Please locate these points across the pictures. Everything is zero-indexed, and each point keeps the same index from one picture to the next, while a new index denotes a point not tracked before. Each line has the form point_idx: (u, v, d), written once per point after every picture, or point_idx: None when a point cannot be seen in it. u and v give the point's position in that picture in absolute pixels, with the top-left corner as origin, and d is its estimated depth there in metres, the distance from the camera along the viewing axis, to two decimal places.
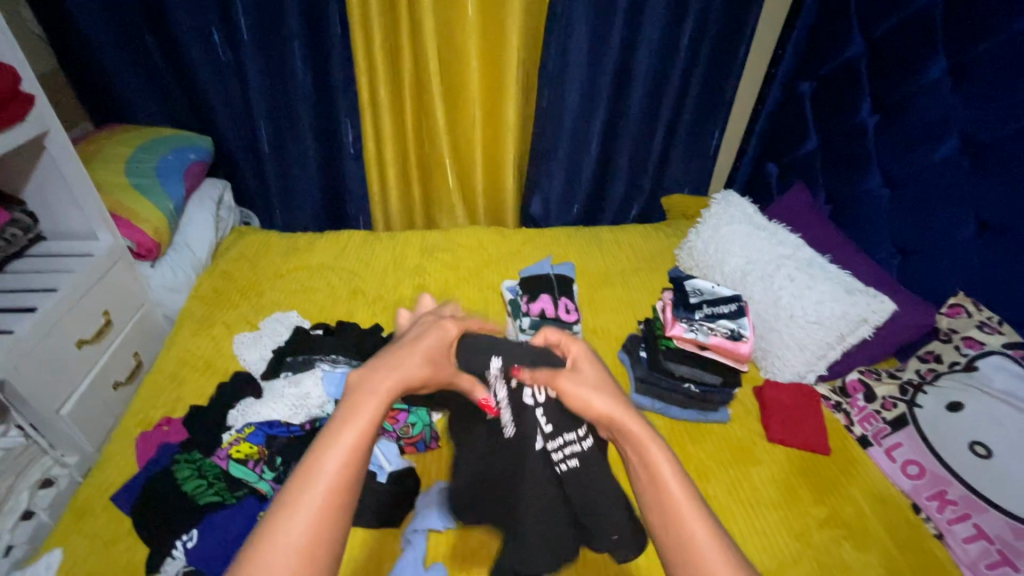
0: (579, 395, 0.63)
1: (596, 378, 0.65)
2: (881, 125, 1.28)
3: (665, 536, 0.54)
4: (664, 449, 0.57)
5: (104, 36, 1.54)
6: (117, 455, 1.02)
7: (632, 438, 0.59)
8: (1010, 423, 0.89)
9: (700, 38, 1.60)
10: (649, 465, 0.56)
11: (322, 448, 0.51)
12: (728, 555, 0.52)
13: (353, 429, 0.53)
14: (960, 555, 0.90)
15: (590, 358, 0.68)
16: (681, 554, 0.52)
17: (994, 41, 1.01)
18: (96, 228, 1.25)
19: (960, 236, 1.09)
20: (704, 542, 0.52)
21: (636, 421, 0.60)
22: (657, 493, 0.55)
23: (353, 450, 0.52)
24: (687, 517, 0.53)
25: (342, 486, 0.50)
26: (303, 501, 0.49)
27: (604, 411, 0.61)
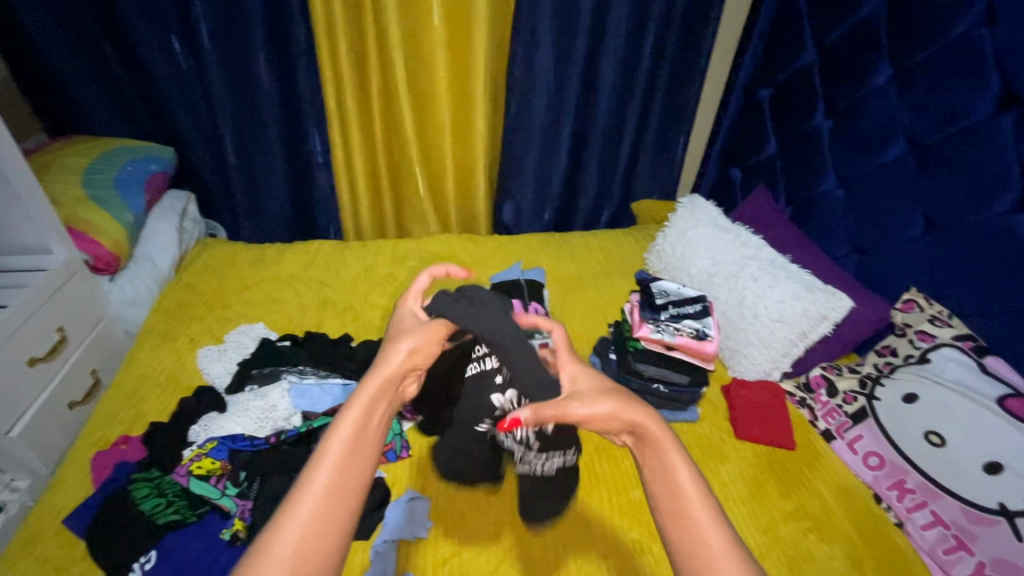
0: (593, 409, 0.59)
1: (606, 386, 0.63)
2: (835, 130, 1.33)
3: (676, 541, 0.54)
4: (680, 451, 0.58)
5: (59, 45, 1.50)
6: (71, 476, 0.98)
7: (650, 439, 0.59)
8: (962, 412, 0.93)
9: (662, 47, 1.65)
10: (664, 464, 0.57)
11: (314, 462, 0.53)
12: (739, 553, 0.52)
13: (341, 435, 0.55)
14: (919, 542, 0.93)
15: (587, 372, 0.67)
16: (693, 559, 0.52)
17: (933, 48, 1.07)
18: (49, 242, 1.21)
19: (910, 233, 1.14)
20: (717, 547, 0.52)
21: (655, 422, 0.60)
22: (668, 490, 0.56)
23: (350, 441, 0.55)
24: (696, 514, 0.54)
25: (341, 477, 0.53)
26: (306, 494, 0.51)
27: (623, 415, 0.59)
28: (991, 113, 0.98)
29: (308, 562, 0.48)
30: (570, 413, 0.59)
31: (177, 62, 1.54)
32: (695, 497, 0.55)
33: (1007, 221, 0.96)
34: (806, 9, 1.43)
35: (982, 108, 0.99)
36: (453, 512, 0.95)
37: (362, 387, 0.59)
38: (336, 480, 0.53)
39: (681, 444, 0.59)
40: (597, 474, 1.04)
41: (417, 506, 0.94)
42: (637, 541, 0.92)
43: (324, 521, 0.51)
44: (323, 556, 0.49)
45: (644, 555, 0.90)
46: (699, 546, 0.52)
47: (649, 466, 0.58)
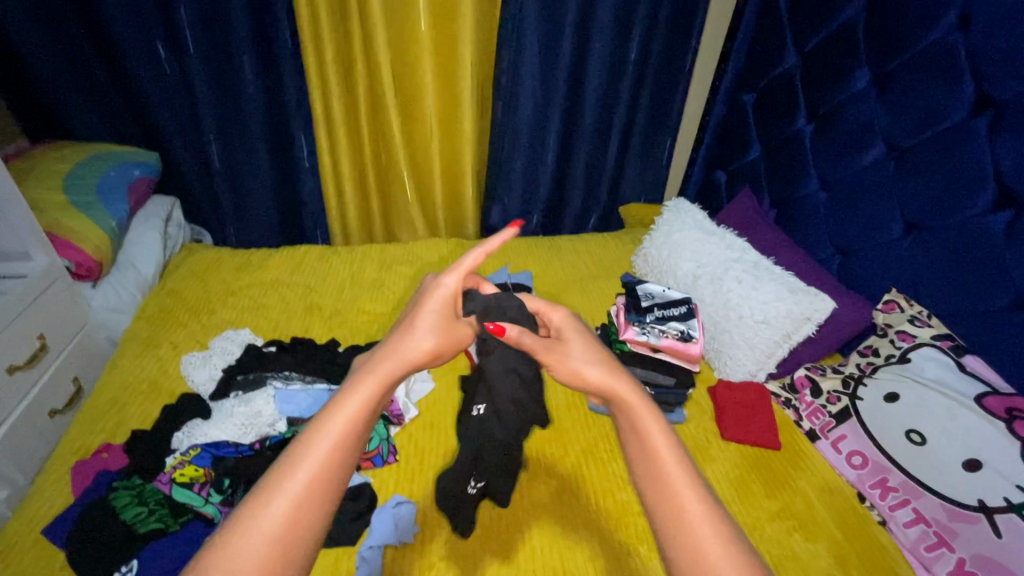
0: (570, 368, 0.62)
1: (583, 350, 0.64)
2: (815, 133, 1.35)
3: (653, 505, 0.53)
4: (656, 417, 0.58)
5: (40, 50, 1.49)
6: (50, 486, 0.97)
7: (624, 409, 0.58)
8: (941, 410, 0.94)
9: (647, 52, 1.67)
10: (640, 432, 0.57)
11: (314, 433, 0.52)
12: (718, 519, 0.51)
13: (345, 412, 0.54)
14: (902, 539, 0.94)
15: (573, 323, 0.71)
16: (671, 523, 0.52)
17: (910, 53, 1.09)
18: (29, 248, 1.19)
19: (889, 235, 1.16)
20: (693, 510, 0.52)
21: (630, 390, 0.59)
22: (643, 455, 0.55)
23: (343, 434, 0.53)
24: (674, 481, 0.53)
25: (329, 469, 0.51)
26: (291, 480, 0.50)
27: (596, 380, 0.60)
28: (966, 117, 1.00)
29: (293, 535, 0.48)
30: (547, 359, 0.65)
31: (160, 67, 1.53)
32: (674, 467, 0.54)
33: (983, 222, 0.98)
34: (787, 15, 1.45)
35: (957, 112, 1.01)
36: (439, 517, 0.95)
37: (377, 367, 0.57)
38: (332, 458, 0.52)
39: (659, 415, 0.58)
40: (584, 476, 1.04)
41: (403, 511, 0.94)
42: (623, 541, 0.93)
43: (307, 513, 0.49)
44: (309, 530, 0.49)
45: (630, 556, 0.91)
46: (680, 517, 0.51)
47: (626, 436, 0.58)
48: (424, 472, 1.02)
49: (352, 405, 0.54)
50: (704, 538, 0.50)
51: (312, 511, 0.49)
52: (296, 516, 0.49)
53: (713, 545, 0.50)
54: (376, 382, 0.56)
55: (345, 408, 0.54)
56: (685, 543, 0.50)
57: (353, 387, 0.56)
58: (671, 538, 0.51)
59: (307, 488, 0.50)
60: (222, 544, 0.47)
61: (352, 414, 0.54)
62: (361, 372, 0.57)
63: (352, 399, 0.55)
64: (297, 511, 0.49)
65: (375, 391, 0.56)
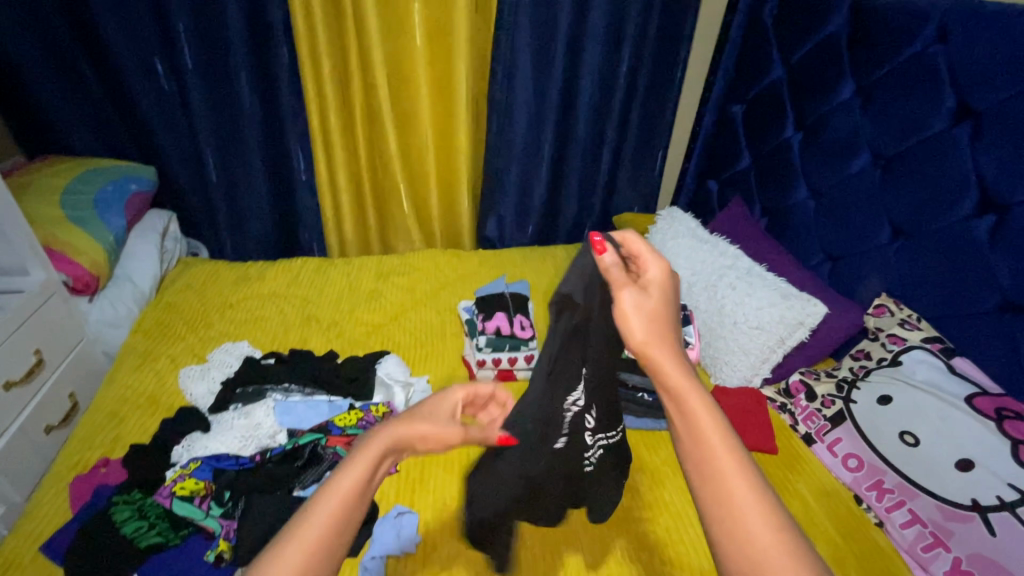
0: (623, 321, 0.56)
1: (648, 304, 0.57)
2: (804, 142, 1.38)
3: (704, 497, 0.47)
4: (706, 399, 0.50)
5: (39, 68, 1.50)
6: (47, 502, 0.96)
7: (671, 388, 0.52)
8: (932, 412, 0.96)
9: (638, 65, 1.70)
10: (686, 413, 0.50)
11: (320, 497, 0.46)
12: (774, 516, 0.45)
13: (354, 476, 0.48)
14: (899, 540, 0.95)
15: (667, 267, 0.60)
16: (722, 519, 0.45)
17: (891, 65, 1.13)
18: (26, 263, 1.19)
19: (878, 240, 1.19)
20: (748, 506, 0.45)
21: (681, 364, 0.53)
22: (694, 445, 0.49)
23: (349, 498, 0.47)
24: (728, 475, 0.47)
25: (333, 536, 0.45)
26: (294, 547, 0.43)
27: (644, 345, 0.54)
28: (948, 126, 1.03)
29: None
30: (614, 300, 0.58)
31: (159, 84, 1.55)
32: (732, 463, 0.47)
33: (966, 228, 1.01)
34: (773, 29, 1.49)
35: (938, 121, 1.04)
36: (440, 525, 0.95)
37: (388, 431, 0.52)
38: (338, 522, 0.46)
39: (711, 398, 0.51)
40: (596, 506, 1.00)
41: (405, 521, 0.94)
42: (625, 546, 0.94)
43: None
44: None
45: (633, 563, 0.91)
46: (735, 517, 0.45)
47: (672, 417, 0.51)
48: (426, 482, 1.03)
49: (345, 481, 0.47)
50: (761, 537, 0.44)
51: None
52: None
53: (774, 554, 0.43)
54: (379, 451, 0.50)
55: (352, 475, 0.48)
56: (740, 547, 0.44)
57: (358, 456, 0.49)
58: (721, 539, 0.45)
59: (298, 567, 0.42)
60: None
61: (359, 481, 0.48)
62: (372, 437, 0.51)
63: (346, 474, 0.48)
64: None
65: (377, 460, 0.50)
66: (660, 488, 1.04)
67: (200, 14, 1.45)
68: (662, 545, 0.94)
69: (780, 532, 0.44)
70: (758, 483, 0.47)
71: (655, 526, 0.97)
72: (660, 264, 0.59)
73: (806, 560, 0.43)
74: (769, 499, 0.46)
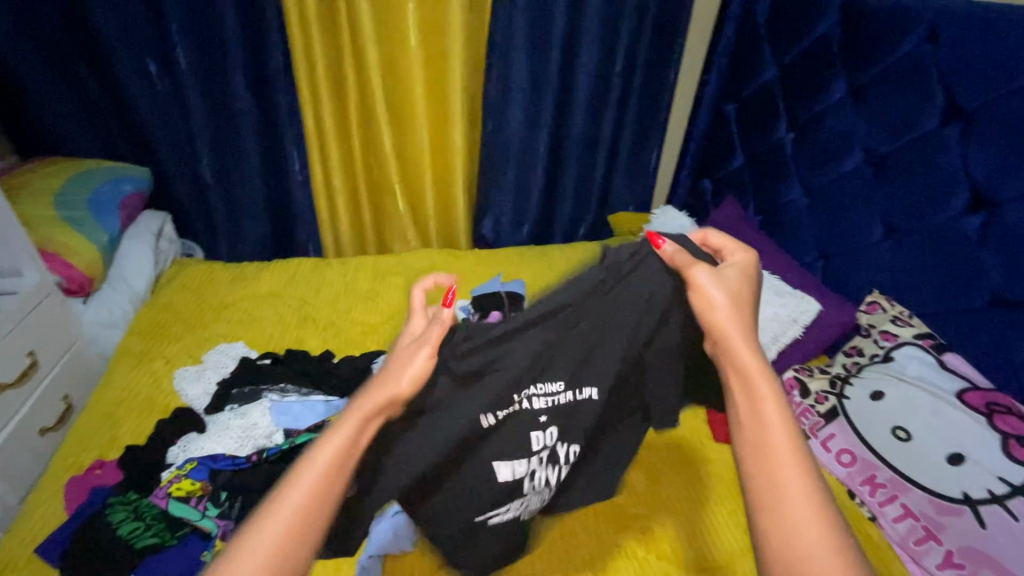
0: (706, 304, 0.68)
1: (732, 296, 0.68)
2: (797, 142, 1.39)
3: (752, 465, 0.57)
4: (771, 386, 0.61)
5: (31, 68, 1.49)
6: (43, 503, 0.96)
7: (740, 365, 0.63)
8: (924, 407, 0.97)
9: (632, 66, 1.71)
10: (751, 394, 0.61)
11: (303, 466, 0.54)
12: (816, 496, 0.54)
13: (328, 445, 0.56)
14: (892, 534, 0.96)
15: (751, 268, 0.72)
16: (766, 485, 0.55)
17: (883, 65, 1.14)
18: (20, 264, 1.19)
19: (870, 238, 1.20)
20: (790, 480, 0.54)
21: (750, 347, 0.64)
22: (754, 421, 0.59)
23: (328, 468, 0.55)
24: (776, 448, 0.56)
25: (317, 500, 0.53)
26: (281, 510, 0.52)
27: (725, 329, 0.66)
28: (938, 125, 1.04)
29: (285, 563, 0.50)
30: (693, 279, 0.69)
31: (153, 84, 1.54)
32: (781, 436, 0.57)
33: (957, 225, 1.02)
34: (765, 28, 1.50)
35: (929, 120, 1.05)
36: None
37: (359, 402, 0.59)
38: (318, 489, 0.53)
39: (776, 387, 0.61)
40: (609, 518, 0.98)
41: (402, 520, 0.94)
42: (622, 542, 0.94)
43: (299, 538, 0.51)
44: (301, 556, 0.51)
45: (628, 559, 0.92)
46: (775, 484, 0.55)
47: (737, 395, 0.62)
48: None
49: (324, 454, 0.55)
50: (798, 506, 0.53)
51: (292, 554, 0.51)
52: (274, 561, 0.50)
53: (807, 524, 0.52)
54: (356, 422, 0.58)
55: (329, 446, 0.56)
56: (778, 512, 0.53)
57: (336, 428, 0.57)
58: (754, 496, 0.55)
59: (289, 527, 0.51)
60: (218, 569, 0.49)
61: (336, 451, 0.55)
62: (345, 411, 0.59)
63: (324, 449, 0.55)
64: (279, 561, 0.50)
65: (354, 429, 0.57)
66: (656, 484, 1.05)
67: (194, 15, 1.45)
68: (656, 541, 0.95)
69: (815, 505, 0.53)
70: (802, 460, 0.56)
71: (699, 523, 0.98)
72: (745, 262, 0.72)
73: (837, 536, 0.51)
74: (811, 476, 0.55)
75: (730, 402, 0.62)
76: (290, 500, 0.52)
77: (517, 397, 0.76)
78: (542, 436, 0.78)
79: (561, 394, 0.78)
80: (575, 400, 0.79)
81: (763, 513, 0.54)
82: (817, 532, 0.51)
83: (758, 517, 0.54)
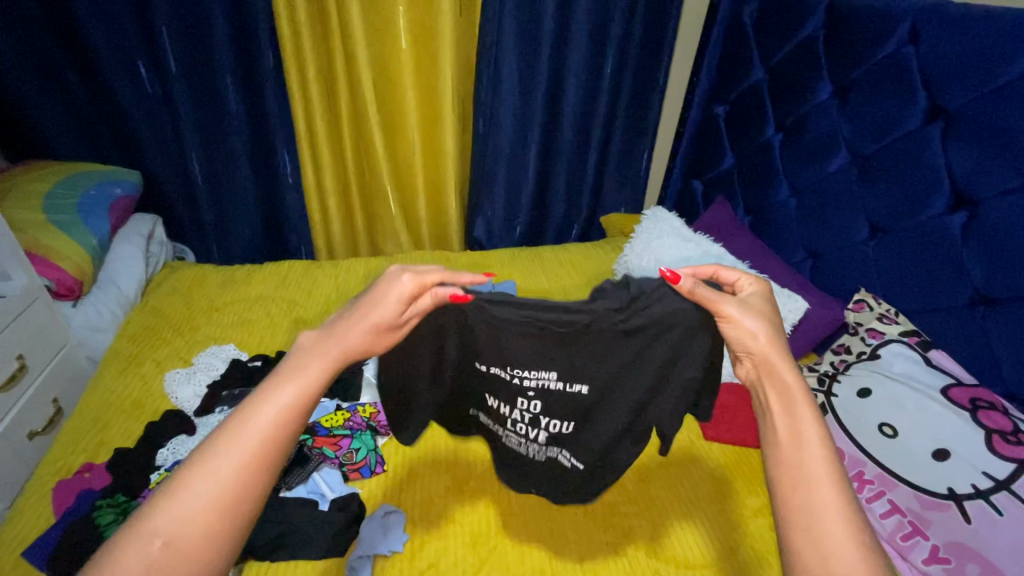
0: (742, 330, 0.67)
1: (768, 323, 0.68)
2: (785, 142, 1.41)
3: (790, 490, 0.56)
4: (813, 414, 0.60)
5: (20, 72, 1.49)
6: (30, 508, 0.96)
7: (782, 392, 0.62)
8: (910, 404, 0.98)
9: (622, 68, 1.72)
10: (794, 420, 0.60)
11: (268, 395, 0.55)
12: (854, 527, 0.53)
13: (296, 380, 0.56)
14: (878, 530, 0.94)
15: (767, 297, 0.72)
16: (803, 511, 0.54)
17: (866, 67, 1.16)
18: (8, 268, 1.18)
19: (857, 237, 1.21)
20: (830, 507, 0.54)
21: (791, 374, 0.63)
22: (796, 445, 0.58)
23: (293, 403, 0.55)
24: (817, 475, 0.56)
25: (281, 429, 0.54)
26: (245, 432, 0.53)
27: (768, 355, 0.65)
28: (921, 125, 1.06)
29: (245, 484, 0.51)
30: (722, 311, 0.69)
31: (143, 87, 1.54)
32: (823, 462, 0.56)
33: (940, 223, 1.03)
34: (753, 30, 1.52)
35: (912, 120, 1.07)
36: (427, 521, 0.96)
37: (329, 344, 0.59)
38: (282, 418, 0.54)
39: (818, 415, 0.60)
40: (600, 518, 0.98)
41: (392, 521, 0.94)
42: (611, 539, 0.95)
43: (259, 462, 0.52)
44: (262, 480, 0.52)
45: (617, 557, 0.92)
46: (816, 512, 0.54)
47: (778, 418, 0.61)
48: (413, 481, 1.04)
49: (290, 393, 0.55)
50: (839, 536, 0.52)
51: (250, 489, 0.51)
52: (231, 489, 0.50)
53: (847, 555, 0.51)
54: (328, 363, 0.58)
55: (295, 381, 0.56)
56: (816, 539, 0.53)
57: (306, 365, 0.58)
58: (792, 522, 0.54)
59: (247, 460, 0.52)
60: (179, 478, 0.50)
61: (304, 390, 0.56)
62: (315, 351, 0.59)
63: (288, 387, 0.56)
64: (234, 493, 0.50)
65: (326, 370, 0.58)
66: (646, 483, 1.05)
67: (184, 17, 1.45)
68: (646, 538, 0.95)
69: (855, 534, 0.53)
70: (843, 486, 0.55)
71: (691, 521, 0.98)
72: (765, 295, 0.72)
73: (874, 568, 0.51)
74: (850, 504, 0.55)
75: (769, 429, 0.61)
76: (250, 435, 0.53)
77: (511, 368, 0.80)
78: (526, 403, 0.83)
79: (552, 382, 0.80)
80: (563, 391, 0.81)
81: (802, 541, 0.53)
82: (857, 562, 0.51)
83: (794, 545, 0.54)
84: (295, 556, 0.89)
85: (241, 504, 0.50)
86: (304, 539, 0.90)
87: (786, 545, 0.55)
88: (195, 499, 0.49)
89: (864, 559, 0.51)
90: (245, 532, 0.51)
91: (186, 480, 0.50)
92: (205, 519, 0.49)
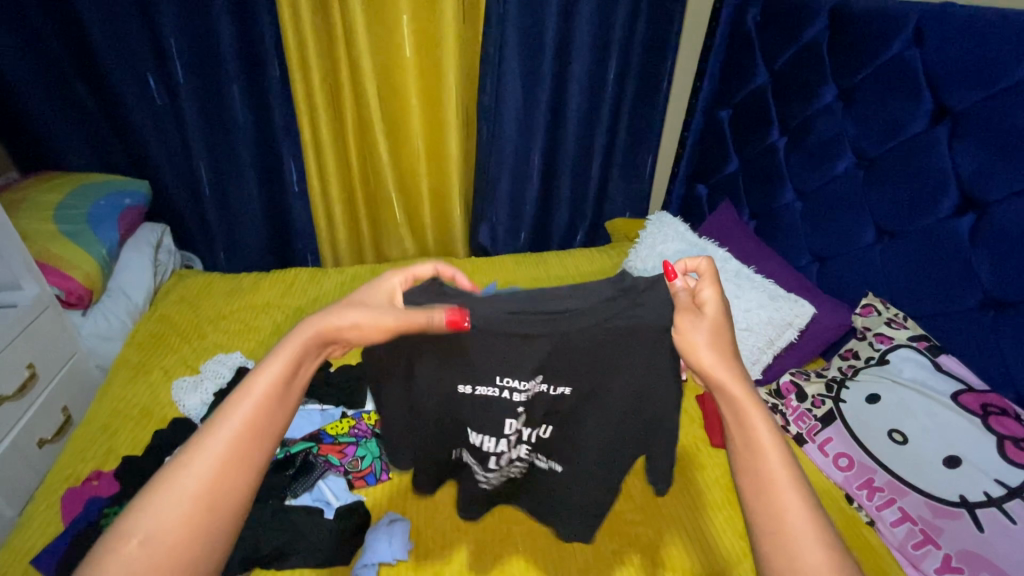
0: (689, 344, 0.69)
1: (712, 332, 0.69)
2: (790, 146, 1.40)
3: (754, 497, 0.56)
4: (763, 416, 0.60)
5: (35, 87, 1.52)
6: (40, 515, 0.97)
7: (732, 402, 0.62)
8: (921, 412, 0.96)
9: (625, 73, 1.73)
10: (746, 427, 0.60)
11: (246, 389, 0.57)
12: (821, 531, 0.53)
13: (271, 374, 0.58)
14: (891, 538, 0.95)
15: (722, 301, 0.71)
16: (769, 519, 0.54)
17: (871, 69, 1.15)
18: (20, 278, 1.20)
19: (864, 241, 1.20)
20: (794, 513, 0.54)
21: (739, 381, 0.63)
22: (750, 451, 0.58)
23: (267, 396, 0.57)
24: (776, 480, 0.56)
25: (259, 422, 0.56)
26: (225, 427, 0.54)
27: (707, 362, 0.66)
28: (927, 127, 1.05)
29: (226, 479, 0.52)
30: (677, 325, 0.71)
31: (151, 99, 1.56)
32: (777, 464, 0.57)
33: (947, 227, 1.02)
34: (756, 34, 1.52)
35: (918, 122, 1.06)
36: (433, 530, 0.96)
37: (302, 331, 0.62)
38: (258, 412, 0.56)
39: (767, 414, 0.60)
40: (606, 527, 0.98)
41: (397, 527, 0.93)
42: (616, 548, 0.94)
43: (238, 456, 0.54)
44: (243, 476, 0.53)
45: (623, 567, 0.91)
46: (778, 517, 0.54)
47: (731, 427, 0.61)
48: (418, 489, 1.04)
49: (262, 386, 0.57)
50: (807, 542, 0.52)
51: (228, 481, 0.52)
52: (212, 483, 0.52)
53: (814, 559, 0.51)
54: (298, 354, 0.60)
55: (271, 373, 0.58)
56: (782, 544, 0.53)
57: (281, 356, 0.60)
58: (761, 529, 0.55)
59: (225, 453, 0.53)
60: (163, 475, 0.52)
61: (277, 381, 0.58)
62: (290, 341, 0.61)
63: (262, 380, 0.58)
64: (213, 485, 0.52)
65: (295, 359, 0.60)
66: (652, 491, 1.05)
67: (191, 30, 1.47)
68: (650, 547, 0.94)
69: (818, 536, 0.52)
70: (802, 488, 0.55)
71: (698, 530, 0.97)
72: (718, 297, 0.71)
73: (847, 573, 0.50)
74: (811, 506, 0.54)
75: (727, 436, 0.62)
76: (227, 428, 0.54)
77: (499, 379, 0.77)
78: (514, 422, 0.81)
79: (540, 387, 0.79)
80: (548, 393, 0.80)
81: (769, 547, 0.53)
82: (821, 564, 0.51)
83: (761, 549, 0.54)
84: (299, 565, 0.89)
85: (221, 499, 0.52)
86: (307, 548, 0.90)
87: (758, 552, 0.55)
88: (177, 494, 0.50)
89: (830, 561, 0.51)
90: (230, 528, 0.52)
91: (165, 476, 0.51)
92: (186, 515, 0.50)
